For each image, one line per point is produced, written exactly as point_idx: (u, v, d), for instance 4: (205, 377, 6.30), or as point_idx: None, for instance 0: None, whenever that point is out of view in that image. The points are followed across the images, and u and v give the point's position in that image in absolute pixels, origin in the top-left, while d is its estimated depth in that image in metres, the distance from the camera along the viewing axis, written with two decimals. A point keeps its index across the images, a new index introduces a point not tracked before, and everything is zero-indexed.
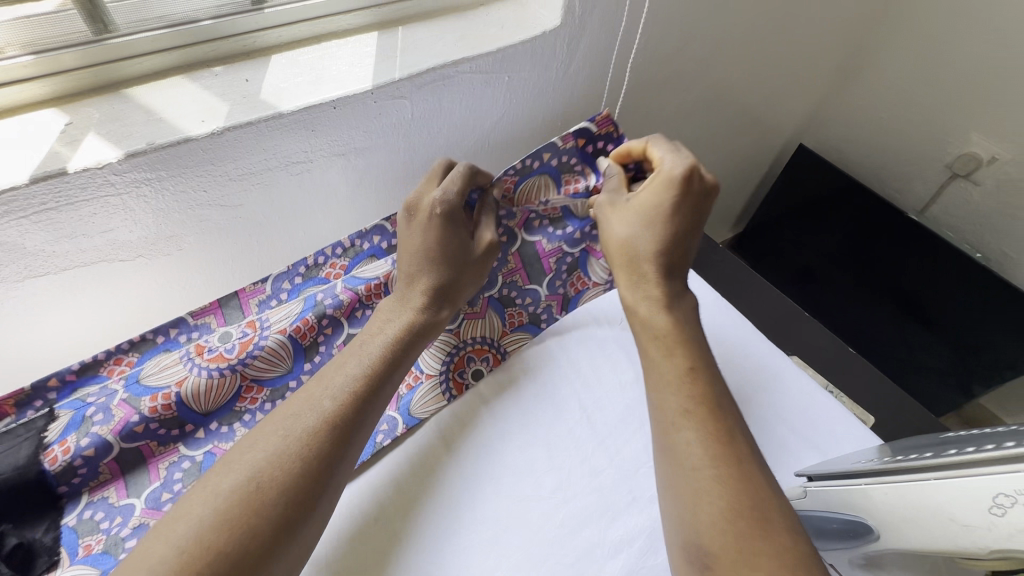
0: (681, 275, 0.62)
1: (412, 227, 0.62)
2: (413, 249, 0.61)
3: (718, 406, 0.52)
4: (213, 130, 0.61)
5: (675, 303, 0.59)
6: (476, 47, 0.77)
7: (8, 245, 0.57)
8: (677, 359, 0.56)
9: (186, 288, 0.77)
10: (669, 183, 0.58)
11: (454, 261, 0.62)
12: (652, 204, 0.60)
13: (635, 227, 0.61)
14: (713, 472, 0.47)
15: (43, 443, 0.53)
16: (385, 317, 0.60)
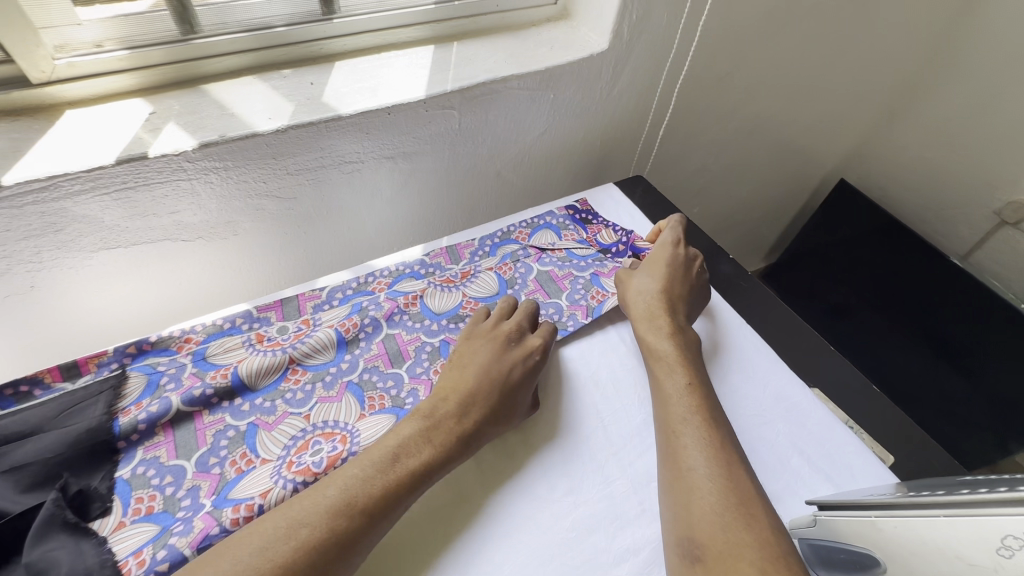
0: (679, 314, 0.69)
1: (498, 349, 0.64)
2: (485, 367, 0.61)
3: (717, 418, 0.55)
4: (278, 127, 0.66)
5: (682, 337, 0.65)
6: (526, 65, 0.81)
7: (88, 217, 0.63)
8: (681, 376, 0.59)
9: (235, 271, 0.82)
10: (665, 245, 0.76)
11: (516, 402, 0.61)
12: (656, 262, 0.74)
13: (647, 283, 0.71)
14: (704, 471, 0.50)
15: (119, 404, 0.57)
16: (420, 431, 0.55)
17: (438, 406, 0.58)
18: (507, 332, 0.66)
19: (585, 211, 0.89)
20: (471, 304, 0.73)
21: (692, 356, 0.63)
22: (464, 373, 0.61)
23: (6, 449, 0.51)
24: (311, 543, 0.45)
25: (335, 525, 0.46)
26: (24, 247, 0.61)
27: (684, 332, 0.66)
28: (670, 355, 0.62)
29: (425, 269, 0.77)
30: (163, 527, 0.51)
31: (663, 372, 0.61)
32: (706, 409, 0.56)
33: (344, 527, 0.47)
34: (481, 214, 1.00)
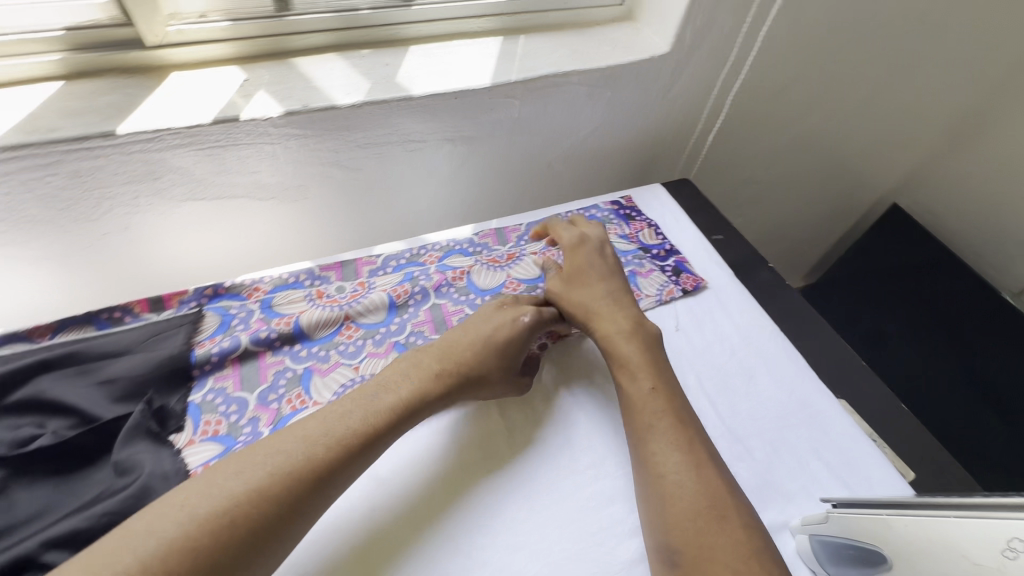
0: (625, 305, 0.68)
1: (490, 311, 0.66)
2: (473, 329, 0.64)
3: (681, 420, 0.57)
4: (355, 102, 0.72)
5: (637, 333, 0.64)
6: (588, 62, 0.84)
7: (182, 169, 0.70)
8: (644, 379, 0.60)
9: (299, 234, 0.88)
10: (569, 247, 0.74)
11: (503, 365, 0.63)
12: (574, 266, 0.72)
13: (575, 292, 0.69)
14: (677, 477, 0.52)
15: (195, 337, 0.64)
16: (399, 372, 0.58)
17: (421, 357, 0.60)
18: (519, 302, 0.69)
19: (629, 207, 0.91)
20: (514, 284, 0.77)
21: (653, 351, 0.64)
22: (436, 349, 0.62)
23: (102, 364, 0.60)
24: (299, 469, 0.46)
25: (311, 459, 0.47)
26: (126, 190, 0.69)
27: (642, 326, 0.66)
28: (632, 358, 0.62)
29: (474, 248, 0.81)
30: (227, 448, 0.57)
31: (626, 377, 0.61)
32: (673, 412, 0.57)
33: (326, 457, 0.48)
34: (527, 202, 1.04)
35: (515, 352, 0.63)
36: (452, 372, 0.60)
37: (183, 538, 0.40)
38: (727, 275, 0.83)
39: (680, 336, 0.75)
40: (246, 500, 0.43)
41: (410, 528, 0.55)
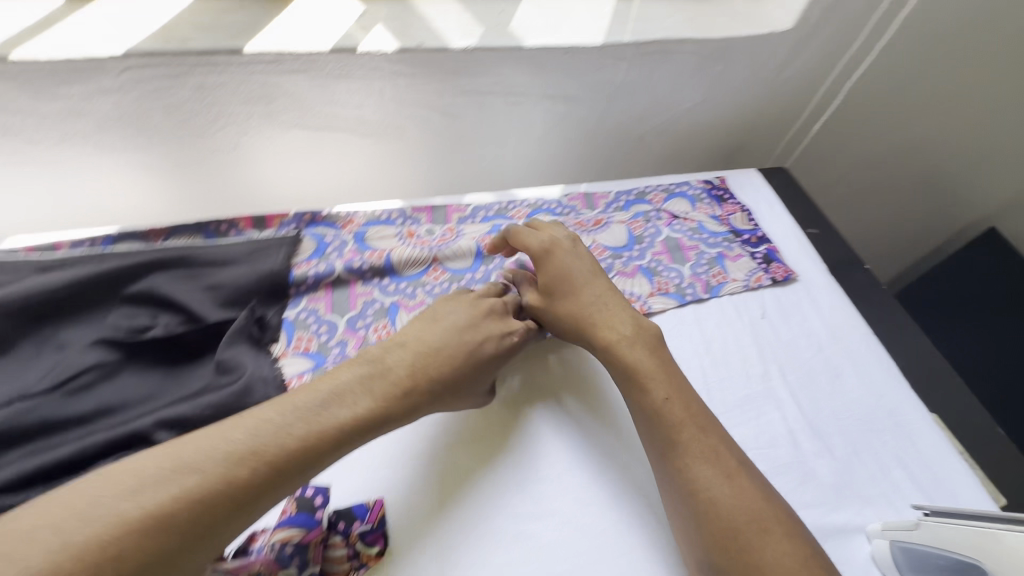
0: (624, 313, 0.60)
1: (466, 320, 0.57)
2: (449, 335, 0.55)
3: (703, 426, 0.51)
4: (468, 46, 0.71)
5: (642, 339, 0.57)
6: (704, 31, 0.80)
7: (294, 94, 0.71)
8: (656, 389, 0.53)
9: (388, 177, 0.89)
10: (542, 255, 0.63)
11: (480, 376, 0.56)
12: (553, 276, 0.62)
13: (566, 309, 0.61)
14: (710, 490, 0.48)
15: (293, 258, 0.66)
16: (360, 378, 0.49)
17: (386, 363, 0.51)
18: (501, 311, 0.61)
19: (722, 189, 0.88)
20: (599, 250, 0.76)
21: (661, 354, 0.57)
22: (399, 352, 0.53)
23: (210, 271, 0.63)
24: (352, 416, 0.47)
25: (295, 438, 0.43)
26: (241, 109, 0.71)
27: (643, 327, 0.59)
28: (640, 365, 0.55)
29: (561, 209, 0.80)
30: (316, 365, 0.60)
31: (636, 388, 0.54)
32: (695, 421, 0.52)
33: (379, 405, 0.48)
34: (611, 173, 1.02)
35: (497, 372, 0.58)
36: (429, 372, 0.52)
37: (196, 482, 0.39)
38: (820, 269, 0.80)
39: (764, 324, 0.73)
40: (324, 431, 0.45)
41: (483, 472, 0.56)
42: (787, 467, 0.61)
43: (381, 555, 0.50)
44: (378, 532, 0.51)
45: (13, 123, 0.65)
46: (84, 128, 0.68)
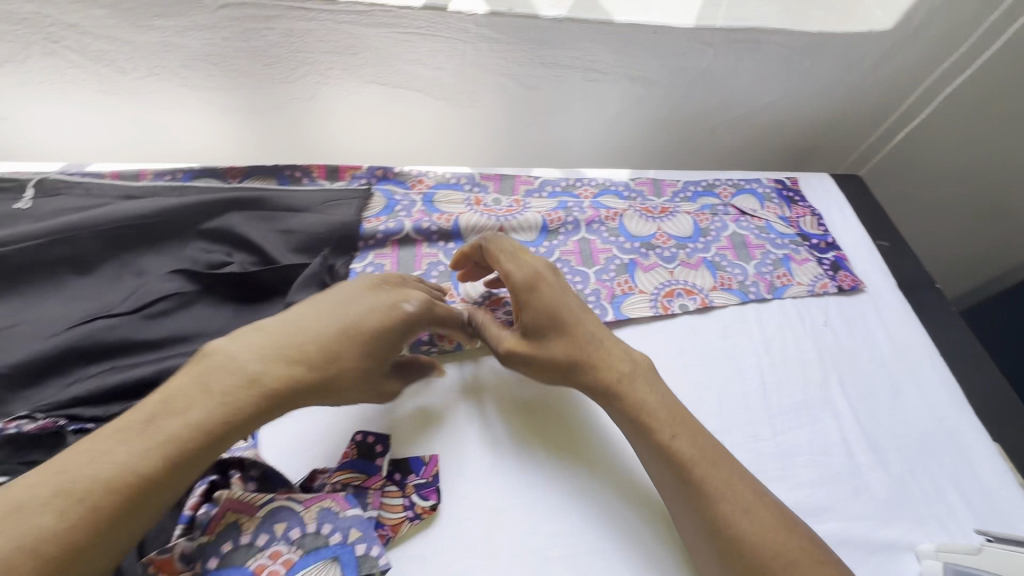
0: (619, 354, 0.55)
1: (367, 292, 0.50)
2: (339, 307, 0.48)
3: (715, 460, 0.48)
4: (558, 16, 0.70)
5: (637, 376, 0.53)
6: (799, 23, 0.77)
7: (378, 49, 0.71)
8: (661, 427, 0.50)
9: (454, 143, 0.89)
10: (528, 292, 0.55)
11: (364, 358, 0.47)
12: (541, 318, 0.54)
13: (558, 354, 0.54)
14: (738, 524, 0.45)
15: (364, 212, 0.67)
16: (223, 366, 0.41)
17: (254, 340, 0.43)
18: (384, 297, 0.50)
19: (793, 190, 0.86)
20: (664, 238, 0.75)
21: (660, 389, 0.53)
22: (229, 338, 0.42)
23: (284, 215, 0.63)
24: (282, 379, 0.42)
25: (169, 436, 0.37)
26: (324, 59, 0.71)
27: (633, 358, 0.55)
28: (640, 405, 0.51)
29: (629, 193, 0.79)
30: None
31: (641, 430, 0.50)
32: (709, 456, 0.48)
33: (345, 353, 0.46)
34: (675, 163, 1.00)
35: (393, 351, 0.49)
36: (276, 358, 0.42)
37: (128, 474, 0.35)
38: (888, 283, 0.78)
39: (827, 331, 0.71)
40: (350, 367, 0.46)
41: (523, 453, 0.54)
42: (840, 477, 0.60)
43: (434, 509, 0.50)
44: (431, 487, 0.51)
45: (107, 51, 0.66)
46: (171, 63, 0.69)
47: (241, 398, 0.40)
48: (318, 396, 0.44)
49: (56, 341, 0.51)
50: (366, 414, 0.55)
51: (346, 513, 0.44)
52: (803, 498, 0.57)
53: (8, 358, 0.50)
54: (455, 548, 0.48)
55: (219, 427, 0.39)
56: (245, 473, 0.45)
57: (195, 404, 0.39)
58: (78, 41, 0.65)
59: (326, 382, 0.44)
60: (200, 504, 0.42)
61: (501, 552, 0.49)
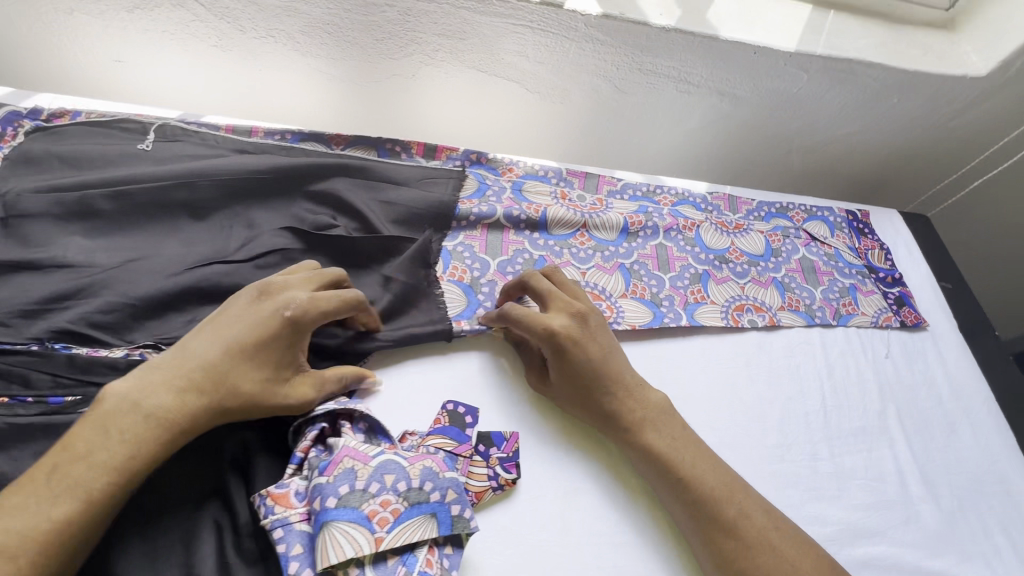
0: (643, 403, 0.56)
1: (249, 306, 0.47)
2: (224, 330, 0.45)
3: (724, 498, 0.51)
4: (666, 25, 0.71)
5: (658, 419, 0.55)
6: (896, 59, 0.78)
7: (486, 38, 0.73)
8: (677, 461, 0.52)
9: (536, 136, 0.91)
10: (558, 351, 0.55)
11: (258, 371, 0.45)
12: (574, 375, 0.55)
13: (594, 409, 0.55)
14: (747, 559, 0.48)
15: (459, 193, 0.69)
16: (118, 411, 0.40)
17: (151, 380, 0.41)
18: (257, 313, 0.46)
19: (864, 222, 0.87)
20: (737, 253, 0.77)
21: (675, 426, 0.56)
22: (127, 377, 0.41)
23: (386, 186, 0.66)
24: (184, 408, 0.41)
25: (77, 482, 0.37)
26: (432, 41, 0.73)
27: (654, 399, 0.56)
28: (660, 448, 0.53)
29: (706, 206, 0.81)
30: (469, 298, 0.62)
31: (658, 468, 0.53)
32: (722, 492, 0.51)
33: (239, 368, 0.44)
34: (744, 180, 1.01)
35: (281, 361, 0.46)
36: (177, 385, 0.42)
37: (43, 522, 0.35)
38: (950, 324, 0.79)
39: (888, 364, 0.73)
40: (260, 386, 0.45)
41: (571, 460, 0.56)
42: (893, 504, 0.62)
43: (515, 483, 0.53)
44: (512, 462, 0.54)
45: (232, 8, 0.69)
46: (289, 28, 0.72)
47: (138, 436, 0.39)
48: (231, 414, 0.44)
49: (178, 280, 0.55)
50: (453, 385, 0.58)
51: (445, 474, 0.46)
52: (857, 519, 0.60)
53: (136, 291, 0.53)
54: (531, 523, 0.52)
55: (126, 464, 0.38)
56: (354, 424, 0.49)
57: (97, 449, 0.38)
58: None
59: (222, 399, 0.43)
60: (313, 447, 0.47)
61: (573, 532, 0.52)
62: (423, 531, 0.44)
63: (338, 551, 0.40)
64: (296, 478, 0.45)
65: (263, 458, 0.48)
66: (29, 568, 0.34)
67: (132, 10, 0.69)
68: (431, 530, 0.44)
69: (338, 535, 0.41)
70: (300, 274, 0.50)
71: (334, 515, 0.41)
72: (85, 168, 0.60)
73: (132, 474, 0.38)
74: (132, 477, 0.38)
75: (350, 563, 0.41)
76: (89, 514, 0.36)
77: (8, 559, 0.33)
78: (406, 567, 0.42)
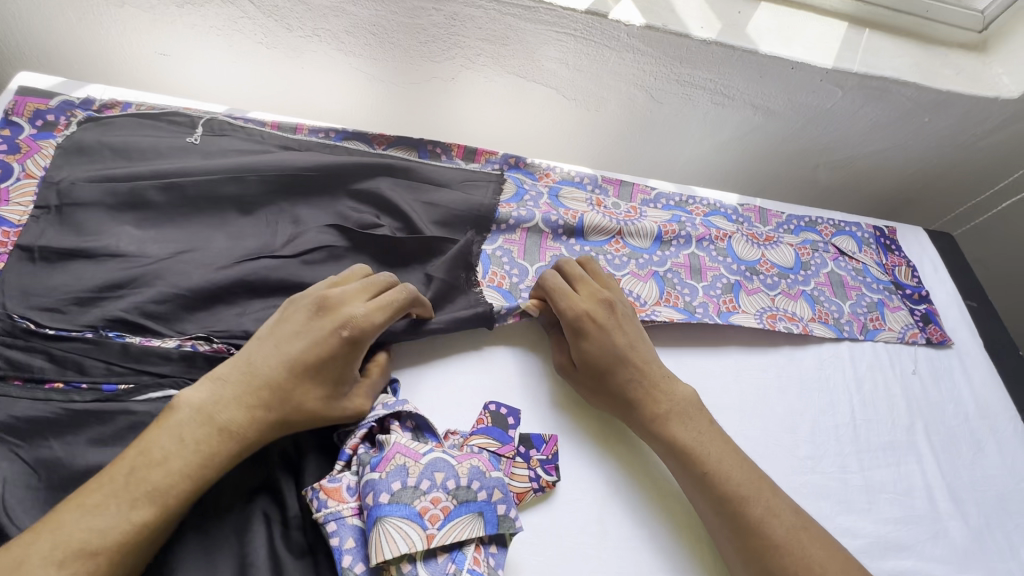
0: (667, 398, 0.55)
1: (307, 321, 0.47)
2: (285, 347, 0.46)
3: (751, 496, 0.50)
4: (706, 38, 0.72)
5: (682, 413, 0.55)
6: (930, 79, 0.79)
7: (528, 45, 0.74)
8: (701, 457, 0.52)
9: (569, 142, 0.92)
10: (581, 331, 0.57)
11: (318, 387, 0.46)
12: (594, 358, 0.57)
13: (612, 394, 0.56)
14: (773, 559, 0.47)
15: (499, 196, 0.70)
16: (191, 421, 0.42)
17: (220, 394, 0.43)
18: (316, 331, 0.47)
19: (890, 239, 0.88)
20: (767, 265, 0.78)
21: (701, 421, 0.55)
22: (200, 388, 0.43)
23: (429, 188, 0.67)
24: (250, 422, 0.43)
25: (154, 487, 0.39)
26: (475, 46, 0.74)
27: (679, 392, 0.56)
28: (685, 442, 0.53)
29: (737, 217, 0.82)
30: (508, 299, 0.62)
31: (682, 464, 0.53)
32: (747, 489, 0.50)
33: (300, 385, 0.45)
34: (770, 193, 1.02)
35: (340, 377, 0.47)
36: (244, 399, 0.44)
37: (122, 524, 0.37)
38: (976, 343, 0.80)
39: (915, 380, 0.73)
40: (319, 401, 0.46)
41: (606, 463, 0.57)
42: (921, 518, 0.62)
43: (554, 485, 0.53)
44: (552, 463, 0.54)
45: (281, 7, 0.70)
46: (335, 28, 0.73)
47: (211, 447, 0.41)
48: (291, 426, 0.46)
49: (228, 273, 0.55)
50: (492, 385, 0.59)
51: (491, 474, 0.47)
52: (886, 532, 0.60)
53: (187, 282, 0.54)
54: (569, 525, 0.52)
55: (198, 473, 0.41)
56: (402, 423, 0.50)
57: (173, 456, 0.40)
58: None
59: (291, 416, 0.45)
60: (362, 444, 0.48)
61: (610, 536, 0.52)
62: (471, 529, 0.44)
63: (392, 546, 0.41)
64: (347, 473, 0.46)
65: (314, 456, 0.49)
66: (107, 565, 0.36)
67: (182, 6, 0.69)
68: (479, 529, 0.44)
69: (392, 529, 0.42)
70: (353, 286, 0.51)
71: (387, 510, 0.42)
72: (134, 159, 0.61)
73: (201, 483, 0.41)
74: (203, 484, 0.41)
75: (402, 558, 0.42)
76: (162, 517, 0.39)
77: (90, 555, 0.36)
78: (456, 564, 0.43)
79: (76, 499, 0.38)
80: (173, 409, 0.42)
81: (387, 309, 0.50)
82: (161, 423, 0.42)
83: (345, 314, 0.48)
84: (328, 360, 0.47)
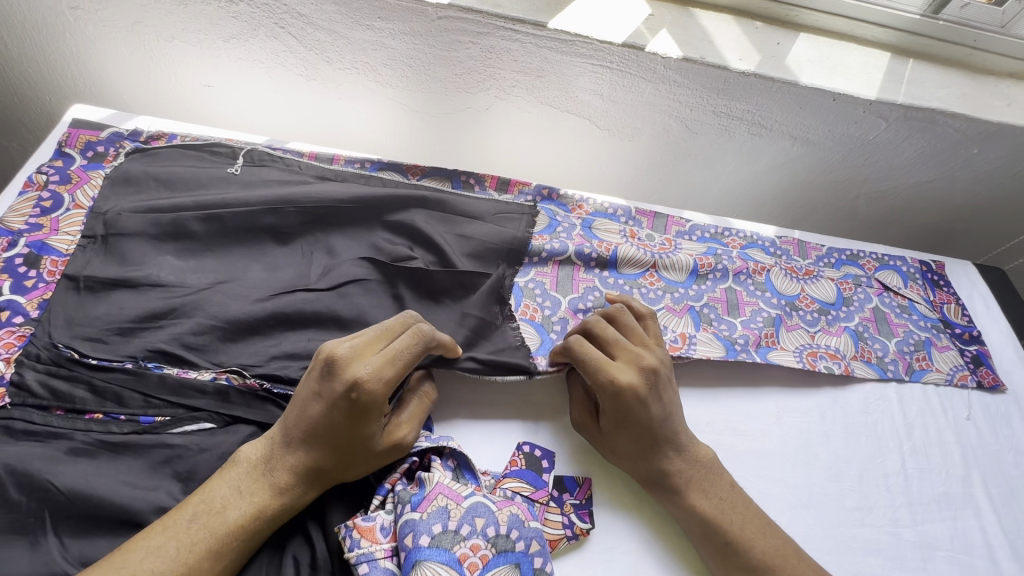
0: (694, 463, 0.53)
1: (317, 384, 0.45)
2: (303, 411, 0.45)
3: (777, 565, 0.49)
4: (744, 70, 0.71)
5: (708, 476, 0.53)
6: (979, 111, 0.76)
7: (563, 76, 0.74)
8: (733, 522, 0.51)
9: (600, 170, 0.91)
10: (625, 409, 0.51)
11: (346, 446, 0.45)
12: (636, 433, 0.52)
13: (650, 465, 0.53)
14: None
15: (531, 228, 0.69)
16: (244, 476, 0.44)
17: (262, 455, 0.45)
18: (327, 394, 0.45)
19: (938, 274, 0.84)
20: (807, 300, 0.75)
21: (726, 484, 0.53)
22: (259, 444, 0.46)
23: (462, 220, 0.66)
24: (297, 480, 0.45)
25: (210, 535, 0.41)
26: (509, 78, 0.75)
27: (706, 457, 0.54)
28: (710, 510, 0.51)
29: (775, 250, 0.80)
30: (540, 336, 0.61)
31: (704, 534, 0.51)
32: (778, 558, 0.50)
33: (331, 447, 0.45)
34: (807, 223, 0.99)
35: (363, 437, 0.45)
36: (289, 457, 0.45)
37: (177, 567, 0.40)
38: None
39: (970, 427, 0.69)
40: (354, 460, 0.46)
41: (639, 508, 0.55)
42: None
43: (588, 533, 0.52)
44: (586, 509, 0.53)
45: (322, 41, 0.71)
46: (373, 61, 0.74)
47: (266, 501, 0.44)
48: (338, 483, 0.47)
49: (265, 306, 0.56)
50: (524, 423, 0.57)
51: (530, 524, 0.46)
52: None
53: (225, 313, 0.54)
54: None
55: (251, 523, 0.43)
56: (443, 460, 0.50)
57: (231, 506, 0.43)
58: (301, 30, 0.70)
59: (329, 470, 0.46)
60: (401, 480, 0.47)
61: None
62: None
63: None
64: (382, 512, 0.45)
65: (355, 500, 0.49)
66: None
67: (228, 40, 0.72)
68: None
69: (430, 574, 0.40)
70: (361, 340, 0.47)
71: (426, 554, 0.41)
72: (177, 189, 0.62)
73: (250, 533, 0.43)
74: (255, 536, 0.43)
75: None
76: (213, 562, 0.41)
77: None
78: None
79: (139, 540, 0.40)
80: (234, 463, 0.45)
81: (395, 364, 0.46)
82: (223, 474, 0.45)
83: (347, 376, 0.44)
84: (343, 420, 0.44)
